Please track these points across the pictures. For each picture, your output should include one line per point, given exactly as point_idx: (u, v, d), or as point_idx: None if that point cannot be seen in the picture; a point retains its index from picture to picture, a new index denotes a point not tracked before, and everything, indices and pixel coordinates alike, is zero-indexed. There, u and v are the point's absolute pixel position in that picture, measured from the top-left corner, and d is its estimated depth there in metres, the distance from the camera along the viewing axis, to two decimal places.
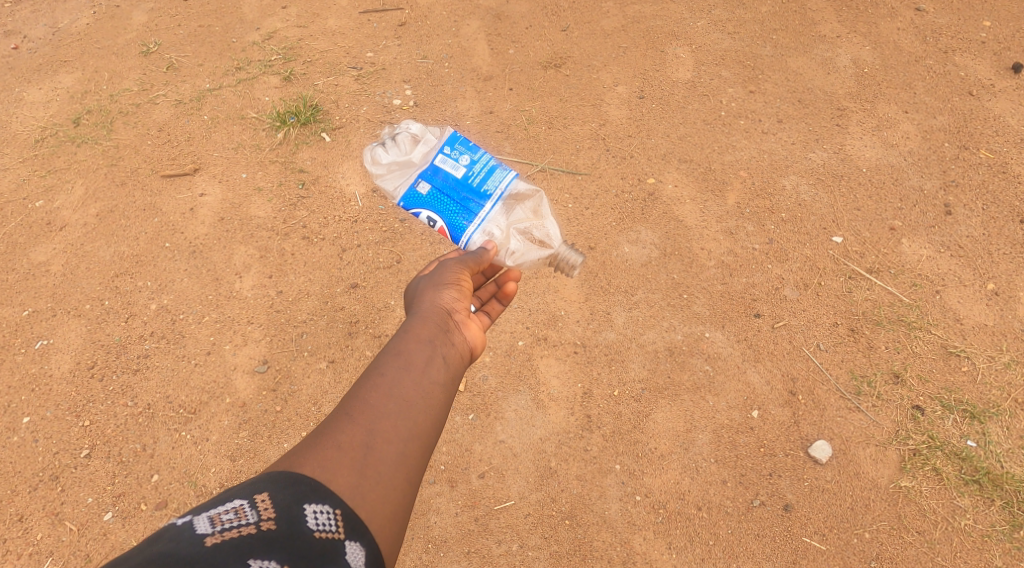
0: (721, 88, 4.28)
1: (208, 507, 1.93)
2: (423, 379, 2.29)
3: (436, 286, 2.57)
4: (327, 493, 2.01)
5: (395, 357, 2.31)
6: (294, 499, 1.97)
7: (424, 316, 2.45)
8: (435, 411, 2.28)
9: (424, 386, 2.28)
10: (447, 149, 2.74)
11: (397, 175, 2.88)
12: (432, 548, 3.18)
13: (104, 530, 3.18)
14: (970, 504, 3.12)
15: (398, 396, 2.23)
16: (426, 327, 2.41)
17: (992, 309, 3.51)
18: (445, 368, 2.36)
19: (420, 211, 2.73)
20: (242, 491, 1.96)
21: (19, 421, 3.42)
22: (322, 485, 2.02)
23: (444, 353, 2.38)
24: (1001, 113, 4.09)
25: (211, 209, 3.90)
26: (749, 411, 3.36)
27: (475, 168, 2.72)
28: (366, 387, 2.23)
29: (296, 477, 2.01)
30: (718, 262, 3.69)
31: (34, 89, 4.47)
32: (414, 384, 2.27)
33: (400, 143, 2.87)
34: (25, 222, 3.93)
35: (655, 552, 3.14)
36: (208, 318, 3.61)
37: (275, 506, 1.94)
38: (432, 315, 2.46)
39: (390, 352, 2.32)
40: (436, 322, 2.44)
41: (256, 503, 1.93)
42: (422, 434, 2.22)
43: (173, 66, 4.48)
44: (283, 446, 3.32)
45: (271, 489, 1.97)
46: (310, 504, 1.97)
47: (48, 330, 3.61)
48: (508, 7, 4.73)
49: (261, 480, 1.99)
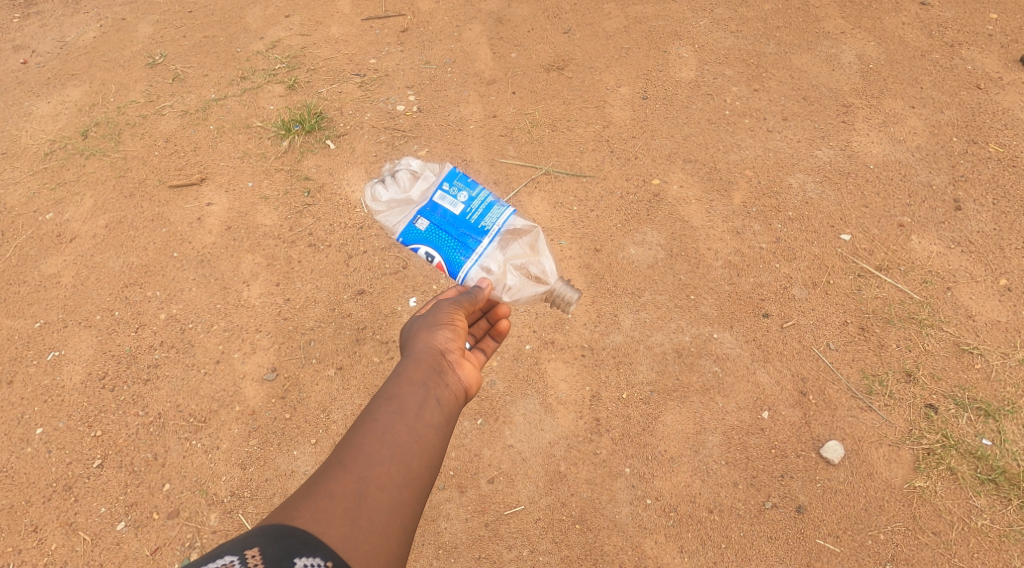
0: (724, 87, 4.26)
1: (198, 564, 1.96)
2: (417, 423, 2.31)
3: (431, 327, 2.58)
4: (319, 545, 2.03)
5: (388, 402, 2.32)
6: (286, 553, 1.99)
7: (416, 358, 2.47)
8: (429, 454, 2.29)
9: (417, 429, 2.29)
10: (446, 185, 2.86)
11: (396, 211, 2.99)
12: (442, 554, 3.18)
13: (117, 540, 3.20)
14: (987, 504, 3.09)
15: (391, 441, 2.25)
16: (419, 369, 2.43)
17: (1005, 305, 3.48)
18: (439, 410, 2.37)
19: (418, 246, 2.83)
20: (233, 547, 1.99)
21: (32, 432, 3.43)
22: (314, 537, 2.04)
23: (438, 395, 2.39)
24: (1010, 106, 4.06)
25: (218, 219, 3.92)
26: (760, 412, 3.34)
27: (472, 205, 2.84)
28: (359, 433, 2.25)
29: (288, 531, 2.03)
30: (726, 262, 3.68)
31: (42, 103, 4.51)
32: (407, 428, 2.28)
33: (400, 181, 3.01)
34: (35, 235, 3.96)
35: (667, 556, 3.13)
36: (216, 327, 3.62)
37: (264, 561, 1.96)
38: (425, 357, 2.47)
39: (384, 397, 2.34)
40: (430, 364, 2.45)
41: (246, 559, 1.96)
42: (416, 478, 2.24)
43: (179, 76, 4.51)
44: (294, 454, 3.33)
45: (261, 543, 1.99)
46: (301, 558, 2.00)
47: (60, 341, 3.63)
48: (510, 10, 4.73)
49: (252, 535, 2.01)
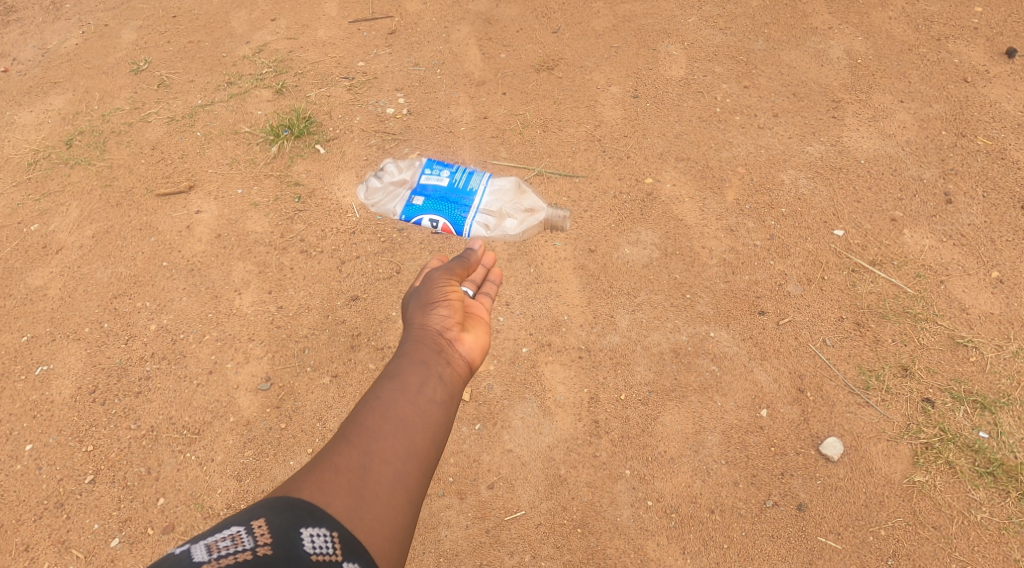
0: (715, 84, 4.25)
1: (206, 535, 1.95)
2: (419, 398, 2.29)
3: (432, 305, 2.56)
4: (324, 515, 2.01)
5: (390, 380, 2.32)
6: (292, 523, 1.97)
7: (417, 338, 2.46)
8: (433, 429, 2.27)
9: (420, 405, 2.28)
10: None
11: None
12: (443, 562, 3.14)
13: (112, 557, 3.14)
14: (986, 497, 3.08)
15: (395, 417, 2.23)
16: (420, 348, 2.42)
17: (998, 298, 3.47)
18: (442, 386, 2.35)
19: None
20: (240, 517, 1.97)
21: (22, 449, 3.38)
22: (319, 508, 2.02)
23: (440, 371, 2.38)
24: (996, 99, 4.07)
25: (207, 227, 3.87)
26: (758, 411, 3.33)
27: None
28: (363, 411, 2.24)
29: (294, 501, 2.01)
30: (720, 260, 3.66)
31: (24, 112, 4.44)
32: (409, 405, 2.27)
33: None
34: (21, 247, 3.89)
35: (669, 558, 3.10)
36: (208, 336, 3.57)
37: (271, 532, 1.94)
38: (426, 335, 2.46)
39: (386, 376, 2.33)
40: (428, 344, 2.43)
41: (252, 529, 1.94)
42: (420, 452, 2.21)
43: (164, 83, 4.45)
44: (290, 464, 3.28)
45: (267, 514, 1.97)
46: (308, 528, 1.97)
47: (48, 356, 3.58)
48: (498, 10, 4.70)
49: (258, 506, 1.99)
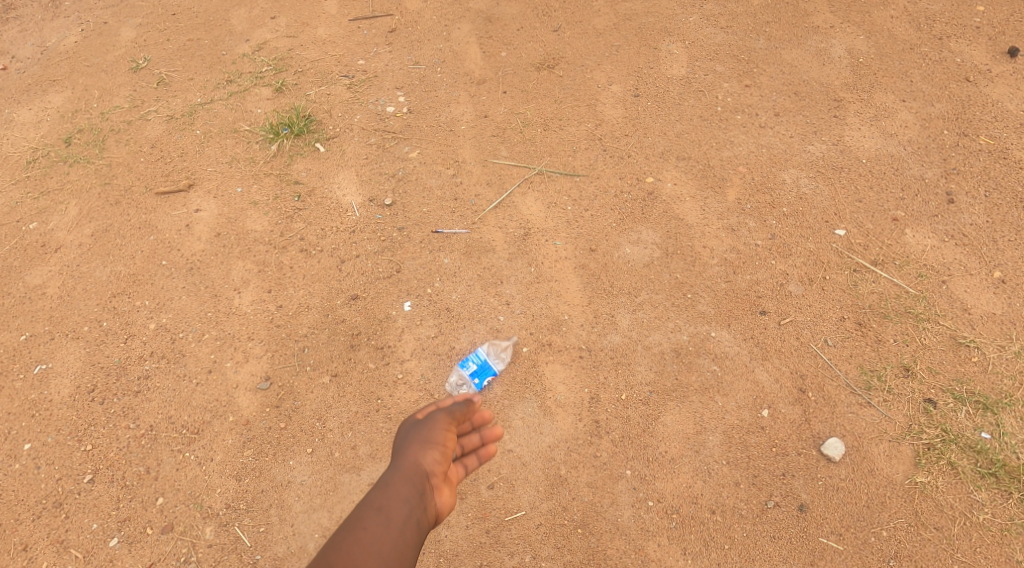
0: (716, 83, 4.24)
1: None
2: (402, 538, 2.25)
3: (428, 435, 2.48)
4: None
5: (376, 512, 2.27)
6: None
7: (409, 469, 2.39)
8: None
9: (403, 544, 2.24)
10: None
11: None
12: (443, 563, 3.12)
13: (111, 557, 3.13)
14: (988, 498, 3.07)
15: (379, 552, 2.20)
16: (410, 482, 2.36)
17: (1000, 298, 3.46)
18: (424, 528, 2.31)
19: None
20: None
21: (20, 448, 3.36)
22: None
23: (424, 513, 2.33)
24: (998, 98, 4.05)
25: (206, 225, 3.86)
26: (760, 411, 3.31)
27: None
28: (348, 539, 2.20)
29: None
30: (721, 260, 3.65)
31: (23, 110, 4.42)
32: (392, 543, 2.23)
33: None
34: (19, 246, 3.88)
35: (670, 559, 3.08)
36: (207, 335, 3.56)
37: None
38: (418, 469, 2.39)
39: (372, 506, 2.28)
40: (417, 483, 2.36)
41: None
42: None
43: (163, 81, 4.43)
44: (289, 463, 3.26)
45: None
46: None
47: (47, 355, 3.56)
48: (498, 9, 4.69)
49: None
